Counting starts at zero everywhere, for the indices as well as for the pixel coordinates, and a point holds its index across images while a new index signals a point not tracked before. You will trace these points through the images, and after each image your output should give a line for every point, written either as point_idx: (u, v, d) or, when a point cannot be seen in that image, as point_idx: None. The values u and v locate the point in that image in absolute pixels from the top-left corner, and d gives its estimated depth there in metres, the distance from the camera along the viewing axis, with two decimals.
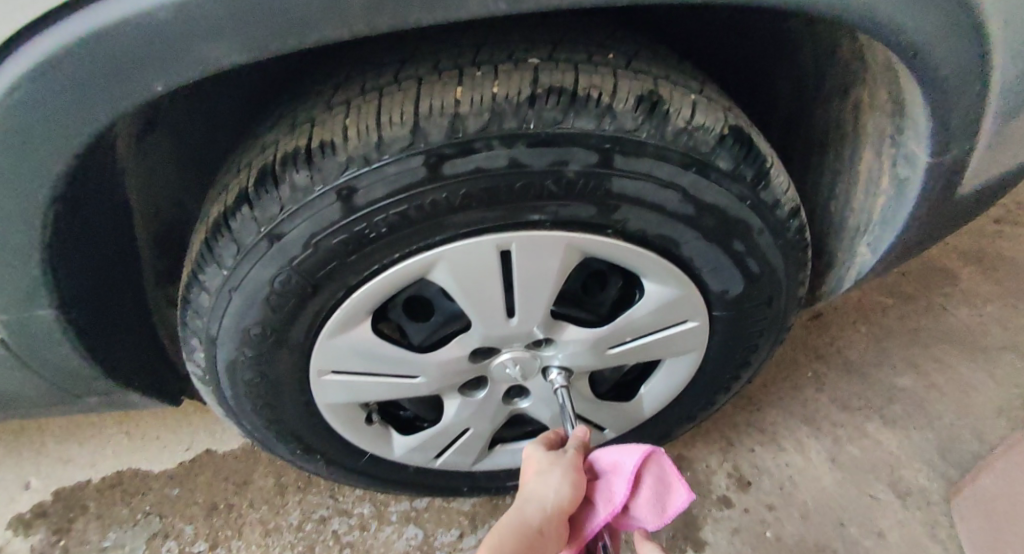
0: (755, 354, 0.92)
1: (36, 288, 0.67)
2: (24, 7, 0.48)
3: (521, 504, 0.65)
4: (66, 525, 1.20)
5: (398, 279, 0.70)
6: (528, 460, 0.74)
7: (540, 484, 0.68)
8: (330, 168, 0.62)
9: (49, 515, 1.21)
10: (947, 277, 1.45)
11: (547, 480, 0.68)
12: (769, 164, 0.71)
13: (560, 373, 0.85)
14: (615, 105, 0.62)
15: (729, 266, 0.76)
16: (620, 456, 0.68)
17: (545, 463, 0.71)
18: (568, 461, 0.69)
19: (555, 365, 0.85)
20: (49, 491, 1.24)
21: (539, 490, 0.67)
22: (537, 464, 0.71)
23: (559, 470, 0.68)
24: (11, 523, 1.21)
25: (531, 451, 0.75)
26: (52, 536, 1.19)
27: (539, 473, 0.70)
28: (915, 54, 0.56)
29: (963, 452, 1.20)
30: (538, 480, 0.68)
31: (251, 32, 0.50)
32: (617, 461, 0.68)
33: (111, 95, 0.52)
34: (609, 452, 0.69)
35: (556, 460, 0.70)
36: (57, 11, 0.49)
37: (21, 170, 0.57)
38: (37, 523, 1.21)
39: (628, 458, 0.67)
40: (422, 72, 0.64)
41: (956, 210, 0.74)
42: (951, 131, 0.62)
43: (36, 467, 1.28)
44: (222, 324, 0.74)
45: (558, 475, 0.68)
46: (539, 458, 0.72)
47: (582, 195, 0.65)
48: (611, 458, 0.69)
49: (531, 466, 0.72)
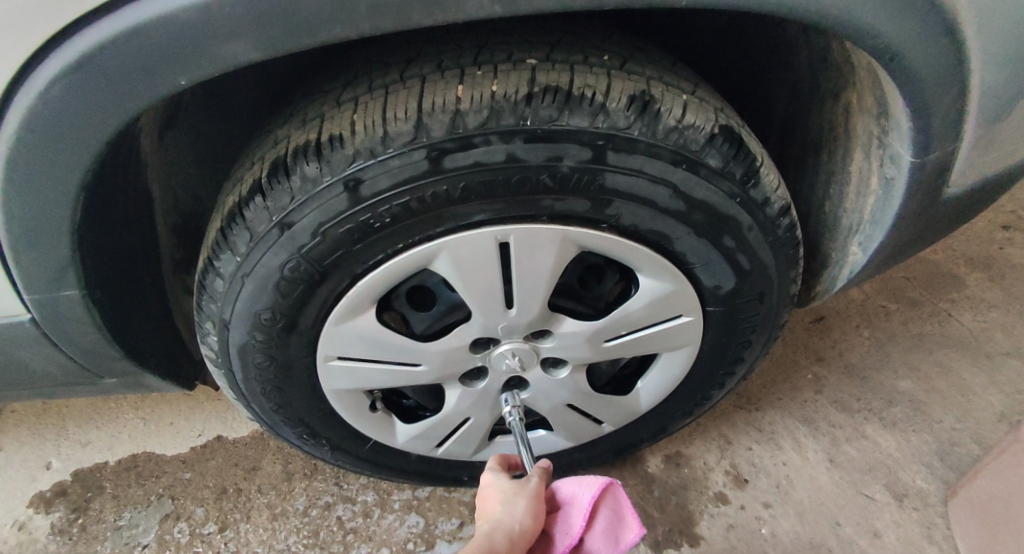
0: (748, 350, 0.95)
1: (63, 273, 0.71)
2: (57, 10, 0.52)
3: (488, 531, 0.69)
4: (84, 504, 1.25)
5: (402, 268, 0.74)
6: (489, 488, 0.78)
7: (505, 513, 0.72)
8: (338, 161, 0.66)
9: (68, 495, 1.26)
10: (952, 282, 1.46)
11: (512, 509, 0.72)
12: (759, 163, 0.73)
13: (511, 399, 0.93)
14: (608, 104, 0.65)
15: (721, 262, 0.78)
16: (577, 488, 0.74)
17: (509, 492, 0.75)
18: (531, 491, 0.74)
19: (506, 392, 0.94)
20: (69, 471, 1.29)
21: (503, 519, 0.70)
22: (499, 493, 0.75)
23: (524, 500, 0.73)
24: (31, 501, 1.26)
25: (493, 479, 0.79)
26: (71, 514, 1.24)
27: (503, 502, 0.74)
28: (893, 57, 0.58)
29: (962, 455, 1.21)
30: (501, 509, 0.72)
31: (266, 30, 0.53)
32: (576, 493, 0.74)
33: (138, 90, 0.56)
34: (569, 483, 0.76)
35: (521, 490, 0.74)
36: (90, 14, 0.52)
37: (53, 160, 0.60)
38: (56, 501, 1.25)
39: (585, 492, 0.73)
40: (426, 71, 0.67)
41: (946, 213, 0.76)
42: (933, 132, 0.65)
43: (57, 448, 1.33)
44: (234, 308, 0.78)
45: (521, 504, 0.72)
46: (502, 486, 0.77)
47: (577, 190, 0.68)
48: (569, 489, 0.75)
49: (493, 495, 0.76)
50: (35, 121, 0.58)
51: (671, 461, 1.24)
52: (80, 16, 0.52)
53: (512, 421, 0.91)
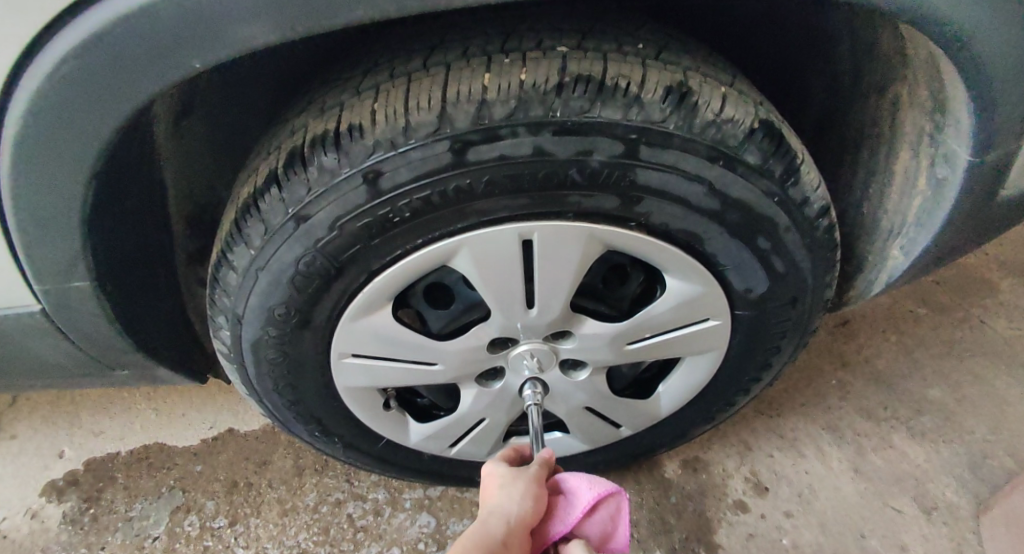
0: (777, 356, 0.91)
1: (74, 262, 0.69)
2: None
3: (484, 519, 0.65)
4: (96, 494, 1.23)
5: (421, 264, 0.71)
6: (487, 473, 0.73)
7: (500, 496, 0.67)
8: (358, 152, 0.63)
9: (80, 484, 1.25)
10: (984, 288, 1.41)
11: (507, 492, 0.67)
12: (799, 160, 0.69)
13: (532, 391, 0.88)
14: (643, 95, 0.61)
15: (753, 263, 0.75)
16: (582, 484, 0.69)
17: (507, 476, 0.69)
18: (530, 475, 0.69)
19: (527, 382, 0.88)
20: (81, 460, 1.28)
21: (500, 504, 0.66)
22: (496, 476, 0.70)
23: (522, 482, 0.68)
24: (44, 490, 1.25)
25: (491, 464, 0.74)
26: (82, 503, 1.22)
27: (500, 485, 0.69)
28: (959, 44, 0.54)
29: (994, 469, 1.17)
30: (498, 492, 0.68)
31: (287, 10, 0.50)
32: (578, 487, 0.69)
33: (151, 73, 0.53)
34: (574, 474, 0.70)
35: (520, 474, 0.69)
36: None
37: (63, 145, 0.58)
38: (68, 490, 1.24)
39: (589, 488, 0.68)
40: (451, 58, 0.64)
41: (997, 216, 0.72)
42: (994, 129, 0.60)
43: (70, 437, 1.32)
44: (248, 303, 0.75)
45: (520, 487, 0.67)
46: (499, 470, 0.72)
47: (606, 186, 0.65)
48: (571, 481, 0.70)
49: (490, 478, 0.71)
50: (43, 104, 0.55)
51: (689, 466, 1.20)
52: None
53: (532, 411, 0.87)
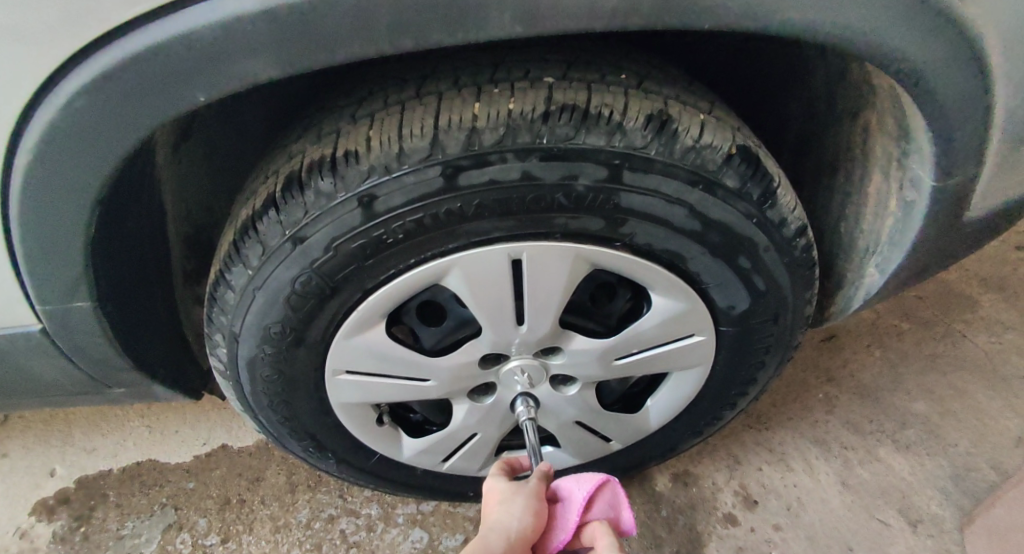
0: (761, 370, 0.94)
1: (76, 283, 0.71)
2: (77, 33, 0.51)
3: (484, 535, 0.66)
4: (87, 513, 1.24)
5: (413, 283, 0.73)
6: (489, 493, 0.75)
7: (501, 513, 0.69)
8: (353, 177, 0.66)
9: (71, 503, 1.26)
10: (965, 304, 1.45)
11: (507, 509, 0.69)
12: (776, 183, 0.72)
13: (525, 407, 0.90)
14: (625, 123, 0.64)
15: (735, 281, 0.77)
16: (574, 485, 0.70)
17: (507, 493, 0.72)
18: (529, 490, 0.71)
19: (519, 398, 0.90)
20: (72, 478, 1.29)
21: (501, 520, 0.68)
22: (498, 495, 0.73)
23: (521, 498, 0.70)
24: (34, 509, 1.25)
25: (492, 484, 0.76)
26: (73, 522, 1.23)
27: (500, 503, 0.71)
28: (916, 80, 0.57)
29: (976, 481, 1.19)
30: (499, 510, 0.70)
31: (288, 49, 0.52)
32: (571, 489, 0.71)
33: (157, 106, 0.55)
34: (567, 479, 0.72)
35: (517, 489, 0.72)
36: (106, 37, 0.51)
37: (71, 174, 0.60)
38: (59, 509, 1.25)
39: (579, 487, 0.70)
40: (443, 88, 0.66)
41: (965, 236, 0.75)
42: (954, 157, 0.64)
43: (61, 455, 1.33)
44: (245, 321, 0.77)
45: (518, 502, 0.69)
46: (500, 489, 0.74)
47: (591, 209, 0.68)
48: (564, 483, 0.72)
49: (491, 498, 0.74)
50: (52, 136, 0.57)
51: (680, 480, 1.22)
52: (93, 39, 0.51)
53: (525, 427, 0.89)
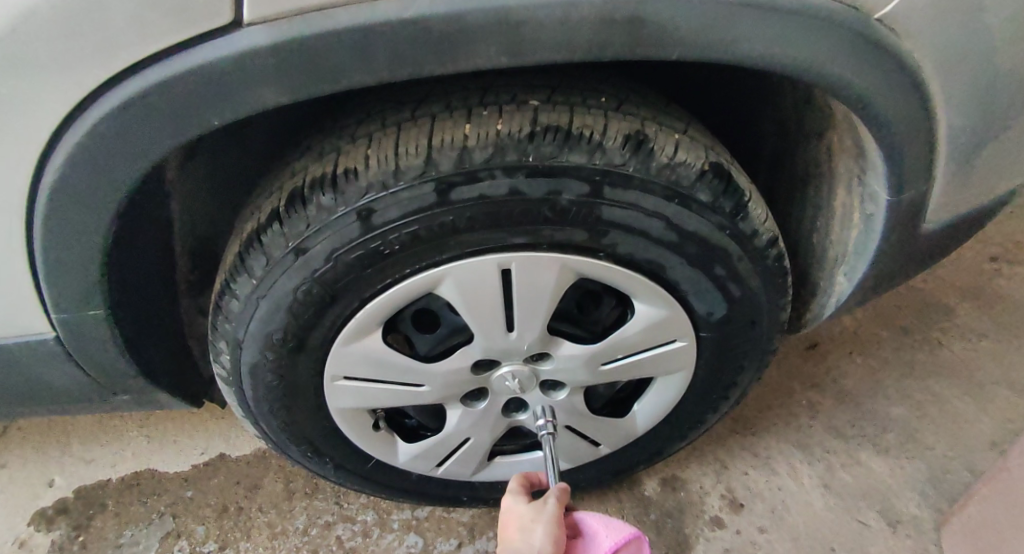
0: (741, 375, 0.98)
1: (91, 293, 0.75)
2: (101, 65, 0.56)
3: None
4: (86, 522, 1.27)
5: (409, 292, 0.78)
6: (510, 515, 0.79)
7: (523, 540, 0.73)
8: (352, 192, 0.70)
9: (70, 512, 1.29)
10: (942, 312, 1.50)
11: (529, 536, 0.73)
12: (748, 198, 0.77)
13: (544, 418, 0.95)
14: (605, 142, 0.69)
15: (712, 289, 0.82)
16: (603, 531, 0.75)
17: (529, 519, 0.76)
18: (549, 517, 0.75)
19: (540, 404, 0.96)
20: (71, 488, 1.32)
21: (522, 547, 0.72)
22: (520, 519, 0.77)
23: (542, 526, 0.74)
24: (33, 518, 1.28)
25: (513, 505, 0.80)
26: (72, 531, 1.26)
27: (522, 529, 0.75)
28: (865, 105, 0.63)
29: (953, 483, 1.24)
30: (521, 537, 0.74)
31: (296, 78, 0.57)
32: (600, 533, 0.74)
33: (174, 130, 0.60)
34: (597, 521, 0.76)
35: (539, 516, 0.76)
36: (128, 68, 0.56)
37: (92, 191, 0.64)
38: (58, 519, 1.28)
39: (608, 535, 0.74)
40: (436, 109, 0.71)
41: (925, 246, 0.80)
42: (905, 173, 0.69)
43: (60, 466, 1.36)
44: (248, 328, 0.81)
45: (540, 531, 0.73)
46: (521, 513, 0.78)
47: (575, 221, 0.72)
48: (592, 525, 0.76)
49: (514, 521, 0.78)
50: (77, 157, 0.61)
51: (668, 485, 1.26)
52: (118, 70, 0.56)
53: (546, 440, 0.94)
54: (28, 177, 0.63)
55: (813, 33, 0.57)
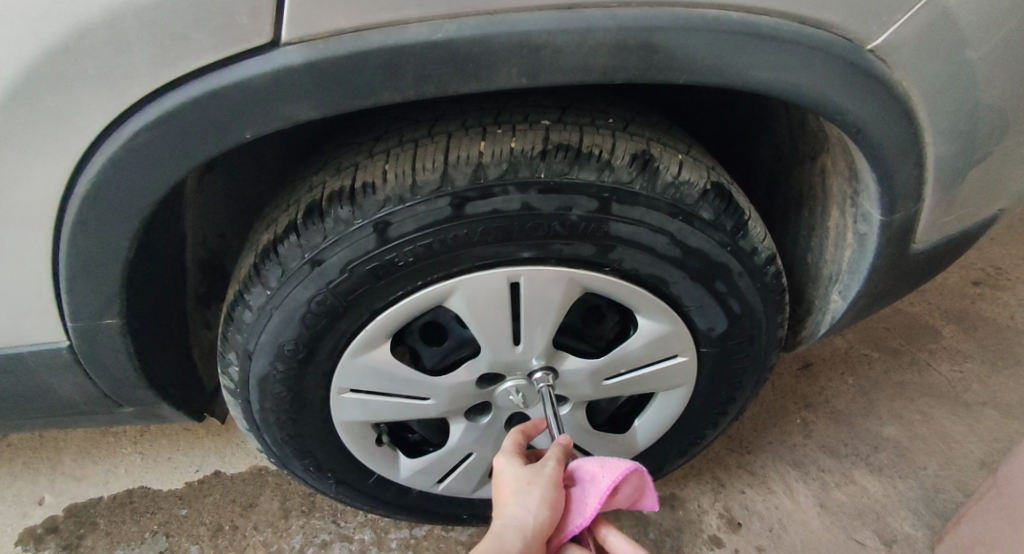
0: (740, 391, 1.01)
1: (109, 301, 0.77)
2: (144, 80, 0.59)
3: (500, 531, 0.69)
4: (76, 541, 1.27)
5: (420, 304, 0.80)
6: (501, 474, 0.77)
7: (518, 506, 0.71)
8: (370, 206, 0.73)
9: (60, 531, 1.28)
10: (930, 334, 1.53)
11: (525, 502, 0.72)
12: (747, 217, 0.81)
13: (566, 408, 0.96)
14: (613, 161, 0.73)
15: (713, 305, 0.85)
16: (599, 471, 0.73)
17: (523, 481, 0.74)
18: (546, 480, 0.73)
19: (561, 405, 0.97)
20: (62, 507, 1.32)
21: (517, 515, 0.70)
22: (512, 481, 0.74)
23: (539, 491, 0.72)
24: (22, 537, 1.27)
25: (504, 465, 0.77)
26: (63, 550, 1.25)
27: (516, 492, 0.73)
28: (858, 130, 0.66)
29: (946, 502, 1.26)
30: (516, 502, 0.72)
31: (327, 95, 0.60)
32: (596, 474, 0.73)
33: (206, 142, 0.62)
34: (591, 462, 0.75)
35: (534, 479, 0.74)
36: (169, 83, 0.59)
37: (122, 201, 0.67)
38: (48, 538, 1.27)
39: (606, 475, 0.73)
40: (452, 128, 0.74)
41: (914, 264, 0.84)
42: (896, 194, 0.73)
43: (51, 484, 1.35)
44: (260, 338, 0.83)
45: (536, 495, 0.72)
46: (514, 473, 0.76)
47: (583, 236, 0.75)
48: (588, 469, 0.74)
49: (505, 481, 0.75)
50: (111, 168, 0.64)
51: (666, 503, 1.28)
52: (158, 85, 0.59)
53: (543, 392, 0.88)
54: (60, 189, 0.66)
55: (814, 60, 0.61)
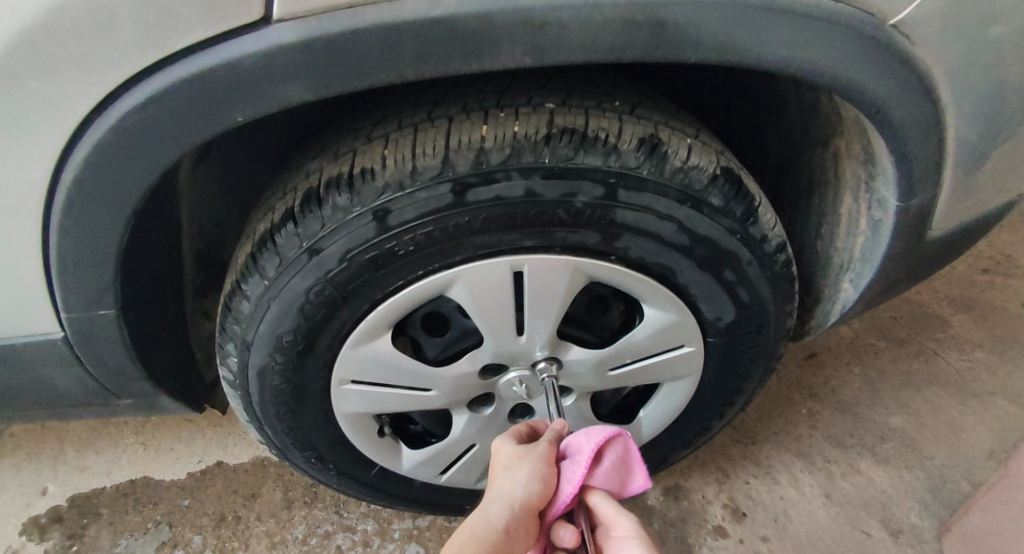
0: (747, 382, 0.99)
1: (102, 292, 0.75)
2: (130, 59, 0.56)
3: (487, 505, 0.68)
4: (80, 531, 1.26)
5: (421, 294, 0.78)
6: (496, 456, 0.76)
7: (508, 480, 0.70)
8: (369, 192, 0.71)
9: (64, 521, 1.27)
10: (938, 323, 1.51)
11: (515, 475, 0.70)
12: (758, 204, 0.79)
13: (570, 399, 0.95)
14: (620, 145, 0.70)
15: (722, 294, 0.83)
16: (583, 438, 0.71)
17: (515, 458, 0.73)
18: (537, 455, 0.72)
19: (565, 396, 0.95)
20: (65, 497, 1.31)
21: (506, 487, 0.69)
22: (505, 459, 0.74)
23: (529, 464, 0.71)
24: (26, 527, 1.27)
25: (500, 446, 0.77)
26: (67, 540, 1.25)
27: (508, 468, 0.72)
28: (876, 111, 0.64)
29: (954, 492, 1.24)
30: (505, 477, 0.71)
31: (322, 76, 0.57)
32: (580, 443, 0.71)
33: (197, 125, 0.60)
34: (576, 434, 0.73)
35: (526, 455, 0.73)
36: (155, 64, 0.57)
37: (111, 186, 0.65)
38: (52, 527, 1.27)
39: (589, 440, 0.71)
40: (453, 112, 0.72)
41: (928, 252, 0.82)
42: (914, 179, 0.70)
43: (54, 474, 1.34)
44: (258, 330, 0.81)
45: (526, 469, 0.71)
46: (508, 453, 0.75)
47: (588, 224, 0.73)
48: (575, 441, 0.72)
49: (500, 461, 0.75)
50: (99, 153, 0.62)
51: (671, 494, 1.26)
52: (144, 65, 0.57)
53: (546, 383, 0.87)
54: (47, 174, 0.64)
55: (831, 36, 0.58)
